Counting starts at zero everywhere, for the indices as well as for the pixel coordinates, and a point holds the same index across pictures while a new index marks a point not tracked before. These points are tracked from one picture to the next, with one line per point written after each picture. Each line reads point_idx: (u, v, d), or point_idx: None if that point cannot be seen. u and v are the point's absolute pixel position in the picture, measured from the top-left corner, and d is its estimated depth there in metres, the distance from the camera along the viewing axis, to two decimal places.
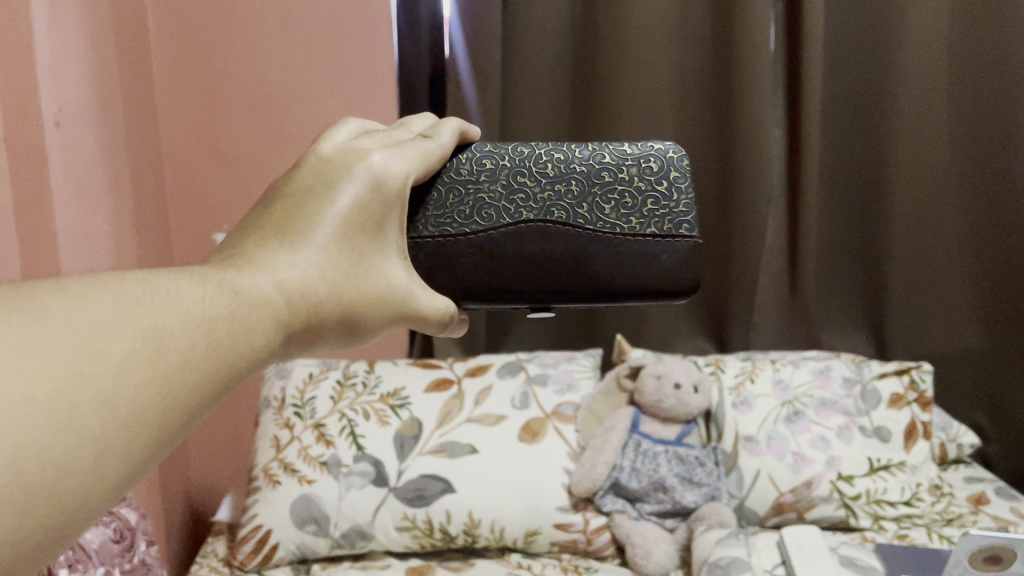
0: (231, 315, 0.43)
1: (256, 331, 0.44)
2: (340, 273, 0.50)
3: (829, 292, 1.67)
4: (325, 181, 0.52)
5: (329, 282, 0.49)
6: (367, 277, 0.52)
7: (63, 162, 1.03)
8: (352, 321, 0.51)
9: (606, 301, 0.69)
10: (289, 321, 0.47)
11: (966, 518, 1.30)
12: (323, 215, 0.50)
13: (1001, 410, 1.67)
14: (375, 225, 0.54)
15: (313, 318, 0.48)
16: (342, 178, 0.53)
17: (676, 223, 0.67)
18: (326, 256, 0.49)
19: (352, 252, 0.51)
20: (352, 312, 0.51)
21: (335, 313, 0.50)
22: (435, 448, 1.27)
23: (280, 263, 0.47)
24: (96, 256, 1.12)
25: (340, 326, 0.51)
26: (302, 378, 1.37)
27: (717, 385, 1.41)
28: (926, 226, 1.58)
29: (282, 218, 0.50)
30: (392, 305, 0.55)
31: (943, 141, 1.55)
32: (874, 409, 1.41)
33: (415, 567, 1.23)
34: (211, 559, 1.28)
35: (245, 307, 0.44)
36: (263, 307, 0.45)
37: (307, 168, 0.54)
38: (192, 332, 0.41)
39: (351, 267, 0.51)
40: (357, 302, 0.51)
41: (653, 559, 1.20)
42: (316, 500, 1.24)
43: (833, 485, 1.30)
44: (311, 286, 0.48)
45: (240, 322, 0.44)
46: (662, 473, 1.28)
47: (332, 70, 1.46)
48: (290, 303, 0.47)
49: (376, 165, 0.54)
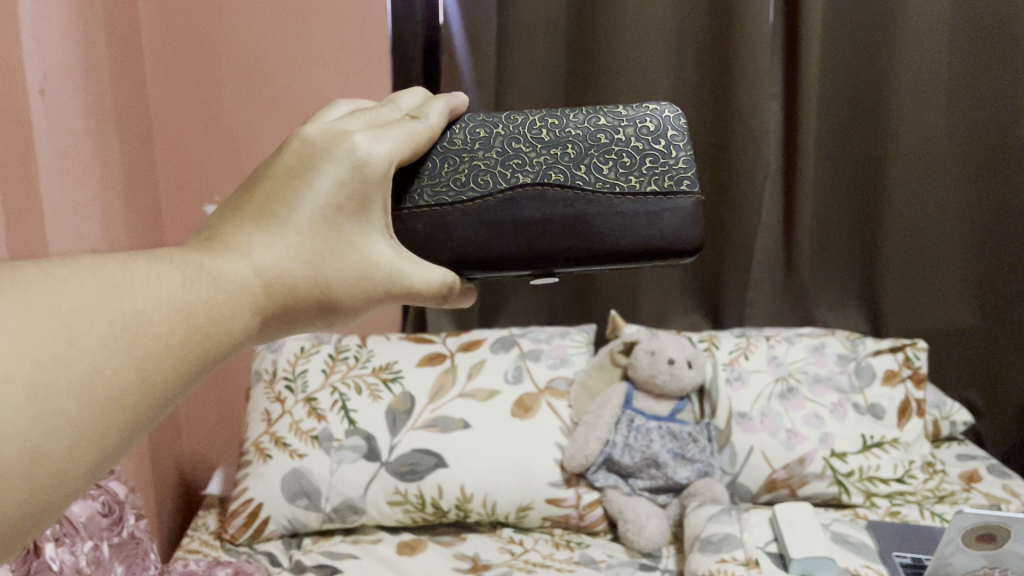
0: (210, 300, 0.42)
1: (235, 316, 0.43)
2: (320, 255, 0.49)
3: (826, 269, 1.65)
4: (306, 162, 0.51)
5: (307, 265, 0.48)
6: (349, 253, 0.51)
7: (48, 129, 1.01)
8: (335, 300, 0.50)
9: (612, 264, 0.66)
10: (266, 304, 0.46)
11: (959, 495, 1.30)
12: (303, 198, 0.49)
13: (996, 387, 1.67)
14: (359, 205, 0.52)
15: (290, 301, 0.47)
16: (323, 159, 0.51)
17: (677, 179, 0.65)
18: (303, 237, 0.48)
19: (333, 233, 0.50)
20: (331, 292, 0.49)
21: (314, 295, 0.49)
22: (427, 422, 1.27)
23: (259, 246, 0.46)
24: (83, 229, 1.11)
25: (321, 308, 0.49)
26: (293, 351, 1.35)
27: (711, 360, 1.40)
28: (925, 202, 1.57)
29: (261, 202, 0.49)
30: (379, 282, 0.53)
31: (942, 117, 1.53)
32: (869, 386, 1.39)
33: (407, 542, 1.23)
34: (201, 533, 1.28)
35: (223, 292, 0.43)
36: (241, 291, 0.44)
37: (290, 149, 0.52)
38: (171, 317, 0.40)
39: (331, 247, 0.50)
40: (336, 280, 0.50)
41: (646, 535, 1.20)
42: (307, 474, 1.23)
43: (825, 462, 1.30)
44: (287, 268, 0.47)
45: (219, 307, 0.42)
46: (655, 449, 1.27)
47: (324, 40, 1.43)
48: (267, 287, 0.46)
49: (358, 145, 0.52)
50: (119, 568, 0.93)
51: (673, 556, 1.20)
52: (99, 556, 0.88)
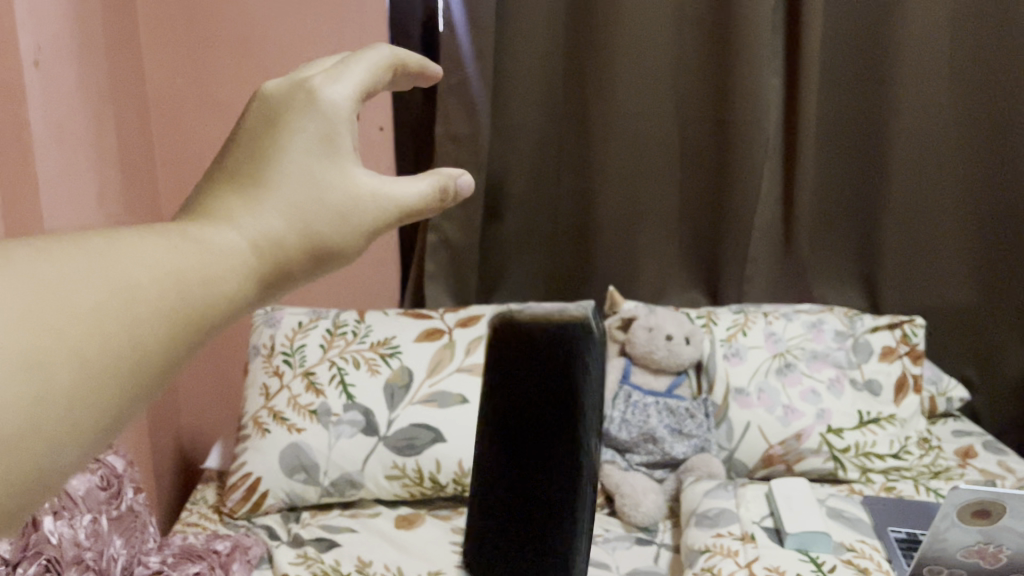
0: (189, 270, 0.36)
1: (226, 283, 0.37)
2: (305, 200, 0.40)
3: (823, 244, 1.65)
4: (268, 121, 0.43)
5: (290, 216, 0.40)
6: (319, 176, 0.40)
7: (42, 102, 1.00)
8: (328, 251, 0.41)
9: None
10: (261, 268, 0.39)
11: (954, 471, 1.31)
12: (274, 152, 0.41)
13: (993, 363, 1.67)
14: (331, 136, 0.42)
15: (284, 261, 0.40)
16: (285, 112, 0.42)
17: None
18: (278, 191, 0.40)
19: (311, 169, 0.41)
20: (319, 239, 0.40)
21: (306, 251, 0.40)
22: (425, 397, 1.27)
23: (242, 210, 0.39)
24: (80, 204, 1.10)
25: (314, 262, 0.41)
26: (291, 326, 1.35)
27: (708, 336, 1.39)
28: (926, 178, 1.56)
29: (234, 169, 0.41)
30: (359, 213, 0.41)
31: (944, 93, 1.52)
32: (865, 362, 1.40)
33: (404, 516, 1.24)
34: (200, 506, 1.29)
35: (206, 259, 0.37)
36: (226, 257, 0.37)
37: (251, 113, 0.44)
38: (160, 287, 0.35)
39: (312, 187, 0.40)
40: (322, 223, 0.40)
41: (642, 509, 1.20)
42: (305, 448, 1.23)
43: (821, 437, 1.30)
44: (270, 226, 0.39)
45: (207, 277, 0.36)
46: (652, 424, 1.28)
47: (321, 12, 1.42)
48: (256, 252, 0.39)
49: (317, 88, 0.43)
50: (119, 541, 0.93)
51: (670, 531, 1.21)
52: (99, 530, 0.89)
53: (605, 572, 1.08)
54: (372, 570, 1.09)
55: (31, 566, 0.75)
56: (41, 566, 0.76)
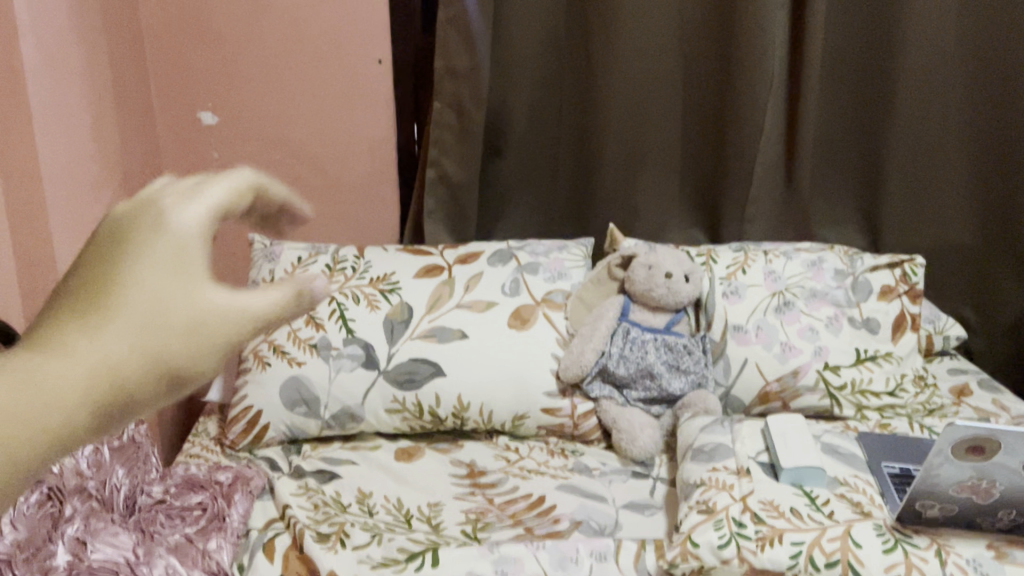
0: (31, 411, 0.40)
1: (70, 415, 0.41)
2: (137, 317, 0.41)
3: (826, 186, 1.64)
4: (112, 245, 0.44)
5: (136, 354, 0.41)
6: (164, 306, 0.42)
7: (31, 30, 0.98)
8: (173, 376, 0.42)
9: None
10: (105, 397, 0.41)
11: (948, 409, 1.32)
12: (113, 281, 0.42)
13: (993, 304, 1.67)
14: (173, 267, 0.43)
15: (128, 397, 0.42)
16: (128, 242, 0.44)
17: None
18: (121, 337, 0.41)
19: (155, 301, 0.42)
20: (168, 369, 0.42)
21: (149, 370, 0.41)
22: (424, 332, 1.27)
23: (81, 335, 0.41)
24: (73, 136, 1.09)
25: (161, 392, 0.42)
26: (291, 261, 1.35)
27: (708, 275, 1.39)
28: (930, 114, 1.54)
29: (79, 305, 0.42)
30: (206, 331, 0.42)
31: (952, 26, 1.49)
32: (865, 300, 1.40)
33: (405, 449, 1.26)
34: (203, 438, 1.30)
35: (42, 396, 0.40)
36: (62, 387, 0.40)
37: (102, 232, 0.46)
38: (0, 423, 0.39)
39: (148, 329, 0.41)
40: (171, 352, 0.42)
41: (639, 443, 1.22)
42: (306, 381, 1.25)
43: (818, 374, 1.31)
44: (112, 364, 0.41)
45: (39, 419, 0.40)
46: (650, 360, 1.28)
47: None
48: (99, 382, 0.41)
49: (160, 215, 0.44)
50: (121, 470, 0.95)
51: (666, 465, 1.22)
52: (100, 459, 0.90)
53: (600, 504, 1.10)
54: (373, 502, 1.11)
55: (33, 494, 0.76)
56: (43, 494, 0.78)
